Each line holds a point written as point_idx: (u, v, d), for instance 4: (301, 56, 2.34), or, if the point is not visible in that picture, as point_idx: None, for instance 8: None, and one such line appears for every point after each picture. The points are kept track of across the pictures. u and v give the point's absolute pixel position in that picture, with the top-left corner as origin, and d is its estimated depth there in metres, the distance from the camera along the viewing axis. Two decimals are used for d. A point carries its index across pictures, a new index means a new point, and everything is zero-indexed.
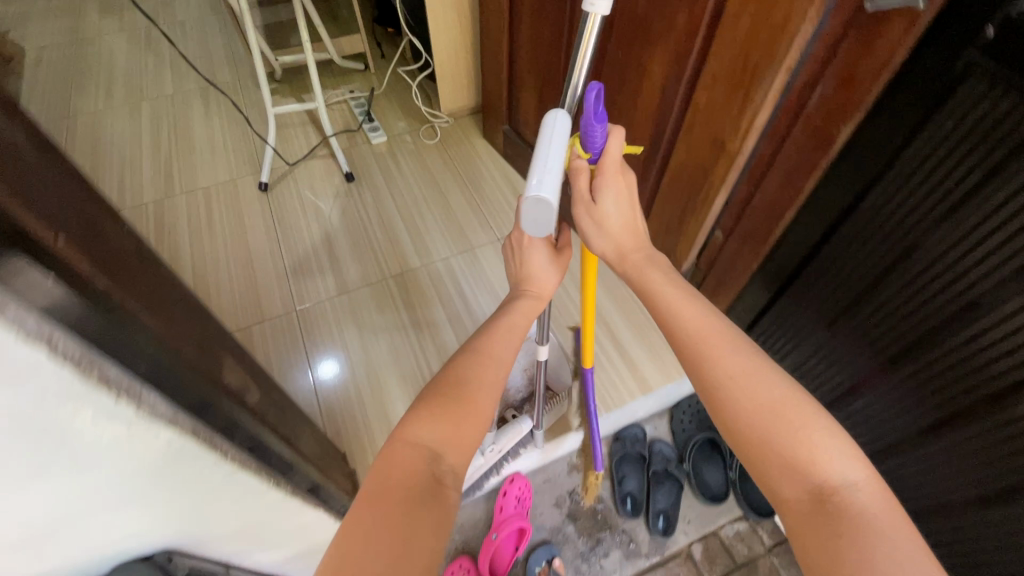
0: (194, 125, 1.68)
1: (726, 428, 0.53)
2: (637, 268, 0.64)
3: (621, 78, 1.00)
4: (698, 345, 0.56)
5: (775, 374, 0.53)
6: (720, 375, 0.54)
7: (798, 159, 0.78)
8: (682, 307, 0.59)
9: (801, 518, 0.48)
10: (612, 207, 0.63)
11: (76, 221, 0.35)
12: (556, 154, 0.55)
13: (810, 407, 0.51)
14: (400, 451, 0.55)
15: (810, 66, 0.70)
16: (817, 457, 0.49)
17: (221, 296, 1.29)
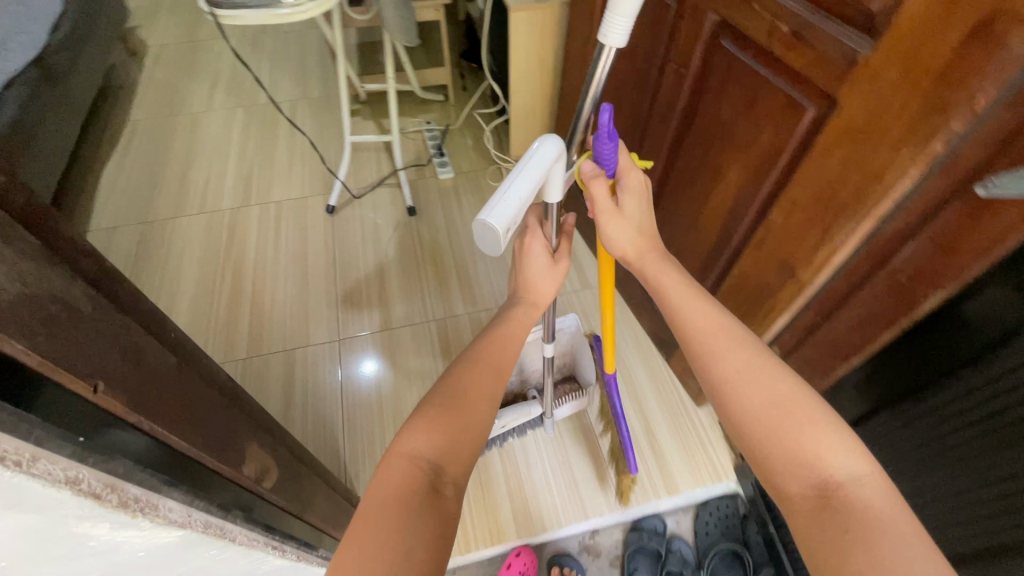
0: (278, 139, 1.77)
1: (734, 425, 0.54)
2: (657, 267, 0.65)
3: (694, 173, 0.96)
4: (706, 348, 0.58)
5: (781, 374, 0.54)
6: (727, 374, 0.56)
7: (876, 308, 0.71)
8: (693, 307, 0.61)
9: (806, 515, 0.48)
10: (634, 209, 0.64)
11: (117, 355, 0.37)
12: (527, 180, 0.52)
13: (815, 403, 0.52)
14: (395, 467, 0.54)
15: (904, 218, 0.64)
16: (821, 451, 0.49)
17: (274, 314, 1.35)
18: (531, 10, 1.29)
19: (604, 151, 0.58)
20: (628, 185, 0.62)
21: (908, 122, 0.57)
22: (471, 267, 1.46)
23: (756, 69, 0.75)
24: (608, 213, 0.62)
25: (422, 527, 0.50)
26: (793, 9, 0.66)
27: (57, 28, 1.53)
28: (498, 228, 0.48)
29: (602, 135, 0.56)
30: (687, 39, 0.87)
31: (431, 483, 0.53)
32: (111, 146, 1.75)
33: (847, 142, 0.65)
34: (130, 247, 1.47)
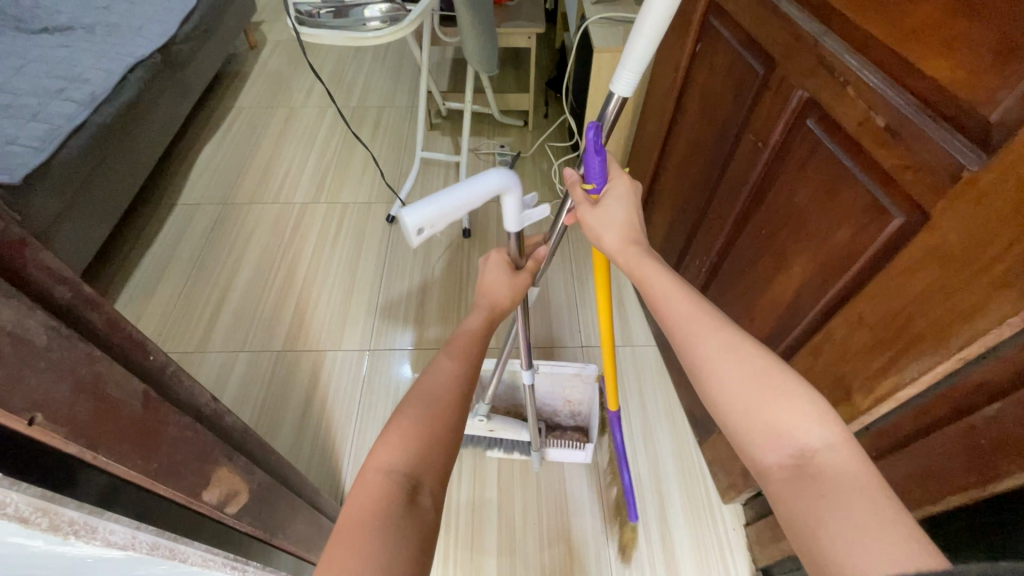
0: (358, 143, 1.85)
1: (707, 401, 0.49)
2: (636, 261, 0.58)
3: (759, 255, 0.87)
4: (678, 327, 0.52)
5: (754, 351, 0.49)
6: (698, 353, 0.50)
7: (942, 463, 0.58)
8: (665, 283, 0.55)
9: (783, 486, 0.44)
10: (619, 210, 0.59)
11: (71, 383, 0.37)
12: (465, 196, 0.53)
13: (785, 371, 0.47)
14: (371, 484, 0.49)
15: (998, 368, 0.52)
16: (796, 420, 0.45)
17: (315, 313, 1.39)
18: (616, 52, 1.25)
19: (593, 165, 0.55)
20: (613, 190, 0.60)
21: (1011, 260, 0.46)
22: None
23: (842, 160, 0.66)
24: (588, 214, 0.59)
25: (403, 535, 0.46)
26: (895, 103, 0.56)
27: (188, 21, 1.69)
28: (408, 224, 0.50)
29: (590, 151, 0.54)
30: (770, 112, 0.78)
31: (408, 492, 0.49)
32: (215, 128, 1.91)
33: (934, 265, 0.54)
34: (207, 225, 1.59)
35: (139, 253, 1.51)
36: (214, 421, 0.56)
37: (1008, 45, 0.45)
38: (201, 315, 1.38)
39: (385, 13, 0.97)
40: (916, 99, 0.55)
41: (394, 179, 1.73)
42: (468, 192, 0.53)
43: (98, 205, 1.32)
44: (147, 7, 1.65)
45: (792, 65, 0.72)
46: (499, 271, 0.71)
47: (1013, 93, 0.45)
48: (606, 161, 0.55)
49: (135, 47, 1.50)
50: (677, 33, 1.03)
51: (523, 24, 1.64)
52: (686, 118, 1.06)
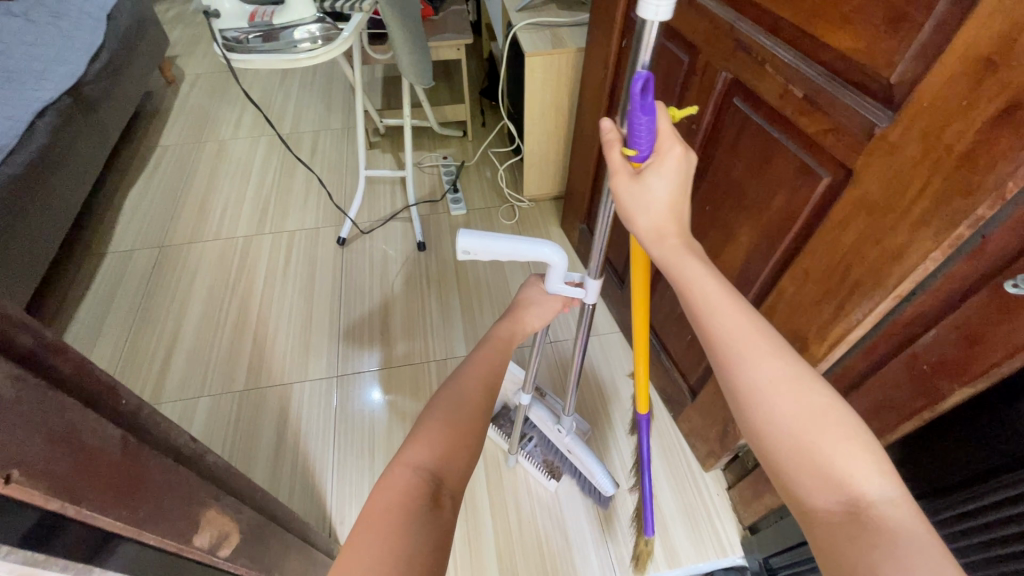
0: (297, 169, 1.81)
1: (753, 431, 0.48)
2: (676, 255, 0.53)
3: (705, 229, 0.92)
4: (727, 348, 0.49)
5: (813, 383, 0.47)
6: (749, 379, 0.48)
7: (895, 395, 0.64)
8: (716, 301, 0.50)
9: (832, 531, 0.42)
10: (663, 189, 0.52)
11: (44, 432, 0.35)
12: (514, 252, 0.66)
13: (851, 418, 0.45)
14: (396, 481, 0.50)
15: (931, 297, 0.58)
16: (855, 469, 0.43)
17: (276, 347, 1.34)
18: (547, 55, 1.29)
19: (638, 128, 0.49)
20: (660, 164, 0.52)
21: (925, 204, 0.52)
22: (469, 312, 1.41)
23: (770, 131, 0.72)
24: (625, 186, 0.53)
25: (426, 534, 0.47)
26: (808, 75, 0.62)
27: (96, 59, 1.60)
28: (457, 244, 0.65)
29: (636, 108, 0.48)
30: (699, 96, 0.84)
31: (429, 493, 0.50)
32: (139, 170, 1.81)
33: (862, 215, 0.60)
34: (145, 272, 1.50)
35: (72, 307, 1.41)
36: (196, 462, 0.54)
37: (898, 12, 0.51)
38: (150, 367, 1.30)
39: (315, 33, 0.96)
40: (824, 70, 0.61)
41: (340, 201, 1.70)
42: (518, 248, 0.66)
43: (20, 263, 1.22)
44: (48, 48, 1.54)
45: (713, 50, 0.78)
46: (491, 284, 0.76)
47: (907, 55, 0.51)
48: (654, 124, 0.49)
49: (40, 92, 1.41)
50: (602, 31, 1.09)
51: (450, 36, 1.66)
52: None
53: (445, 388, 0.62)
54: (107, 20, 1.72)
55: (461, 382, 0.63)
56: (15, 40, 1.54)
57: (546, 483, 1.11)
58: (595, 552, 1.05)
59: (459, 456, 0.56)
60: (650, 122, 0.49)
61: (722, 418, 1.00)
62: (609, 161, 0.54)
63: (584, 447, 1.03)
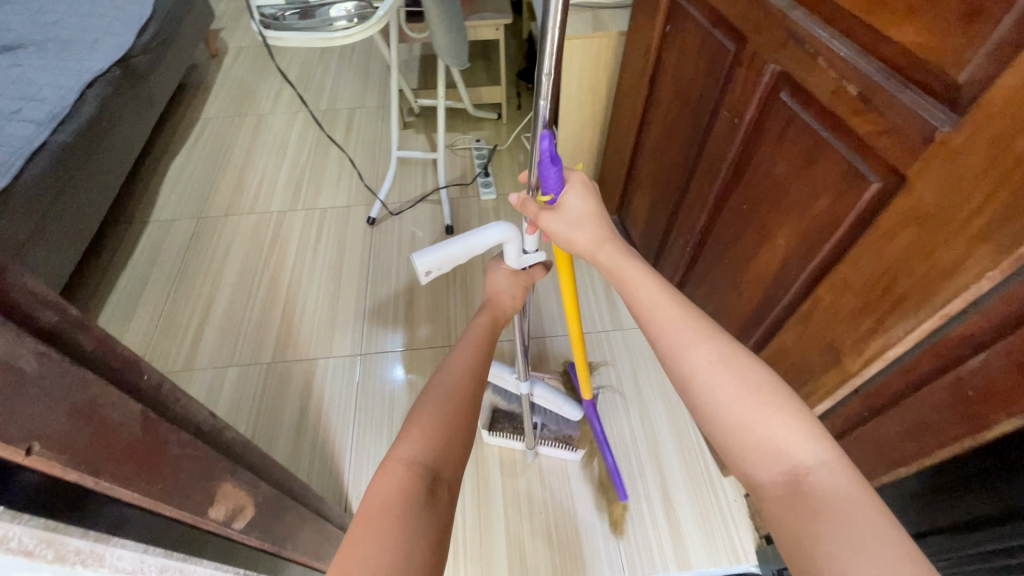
0: (331, 146, 1.83)
1: (699, 413, 0.53)
2: (615, 261, 0.62)
3: (740, 230, 0.88)
4: (668, 336, 0.55)
5: (746, 363, 0.52)
6: (690, 364, 0.53)
7: (934, 418, 0.60)
8: (654, 295, 0.58)
9: (779, 501, 0.46)
10: (579, 208, 0.64)
11: (66, 406, 0.36)
12: (460, 244, 0.79)
13: (780, 391, 0.51)
14: (392, 473, 0.51)
15: (985, 318, 0.53)
16: (790, 438, 0.48)
17: (303, 323, 1.37)
18: (587, 38, 1.24)
19: (549, 175, 0.60)
20: (572, 197, 0.63)
21: (987, 218, 0.48)
22: None
23: (818, 131, 0.67)
24: (549, 220, 0.64)
25: (422, 526, 0.47)
26: (866, 71, 0.58)
27: (144, 31, 1.64)
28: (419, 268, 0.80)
29: (545, 163, 0.59)
30: (744, 88, 0.79)
31: (427, 486, 0.50)
32: (182, 141, 1.86)
33: (913, 227, 0.56)
34: (183, 241, 1.55)
35: (114, 271, 1.47)
36: (215, 437, 0.56)
37: (971, 7, 0.46)
38: (184, 334, 1.35)
39: (351, 11, 0.95)
40: (885, 66, 0.57)
41: (372, 181, 1.71)
42: (467, 243, 0.78)
43: (66, 226, 1.28)
44: (101, 19, 1.59)
45: (763, 40, 0.73)
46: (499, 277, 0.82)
47: (981, 53, 0.47)
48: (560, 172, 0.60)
49: (91, 62, 1.45)
50: (646, 16, 1.04)
51: (490, 15, 1.63)
52: (660, 100, 1.07)
53: (452, 379, 0.62)
54: None
55: (467, 375, 0.63)
56: (71, 10, 1.59)
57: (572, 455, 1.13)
58: (604, 549, 1.05)
59: (463, 446, 0.56)
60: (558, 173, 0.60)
61: None
62: (527, 211, 0.65)
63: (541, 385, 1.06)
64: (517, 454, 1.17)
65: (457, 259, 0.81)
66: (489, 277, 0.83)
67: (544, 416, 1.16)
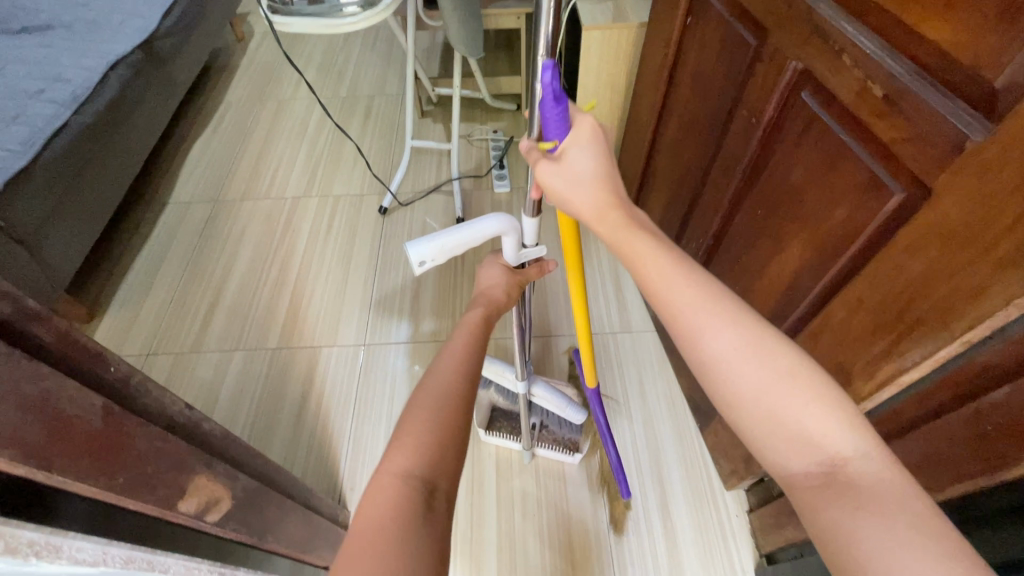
0: (348, 132, 1.83)
1: (724, 402, 0.48)
2: (623, 231, 0.53)
3: (753, 237, 0.84)
4: (687, 317, 0.49)
5: (775, 347, 0.47)
6: (713, 349, 0.48)
7: (947, 450, 0.56)
8: (668, 273, 0.50)
9: (812, 493, 0.43)
10: (583, 163, 0.56)
11: (14, 402, 0.35)
12: (458, 236, 0.73)
13: (814, 375, 0.46)
14: (384, 489, 0.50)
15: (1009, 347, 0.49)
16: (826, 427, 0.44)
17: (309, 310, 1.37)
18: (606, 28, 1.19)
19: (552, 117, 0.54)
20: (574, 141, 0.56)
21: (1015, 241, 0.43)
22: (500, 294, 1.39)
23: (838, 134, 0.62)
24: (549, 169, 0.56)
25: (423, 539, 0.47)
26: (892, 71, 0.53)
27: (169, 14, 1.66)
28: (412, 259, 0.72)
29: (548, 100, 0.53)
30: (763, 86, 0.74)
31: (423, 498, 0.50)
32: (204, 124, 1.89)
33: (935, 244, 0.51)
34: (199, 223, 1.57)
35: (132, 251, 1.51)
36: (189, 430, 0.55)
37: (1013, 4, 0.42)
38: (194, 316, 1.37)
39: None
40: (915, 65, 0.51)
41: (386, 170, 1.70)
42: (464, 234, 0.73)
43: (84, 206, 1.31)
44: (127, 2, 1.61)
45: (785, 34, 0.68)
46: (491, 278, 0.80)
47: None
48: (565, 113, 0.54)
49: (116, 45, 1.47)
50: (668, 7, 0.99)
51: (511, 3, 1.58)
52: (678, 95, 1.02)
53: (441, 381, 0.60)
54: None
55: (458, 377, 0.61)
56: None
57: (569, 458, 1.11)
58: (600, 555, 1.03)
59: (439, 455, 0.54)
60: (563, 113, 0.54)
61: None
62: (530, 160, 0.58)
63: (547, 388, 1.03)
64: (513, 454, 1.15)
65: (452, 252, 0.74)
66: (487, 274, 0.80)
67: (541, 416, 1.13)
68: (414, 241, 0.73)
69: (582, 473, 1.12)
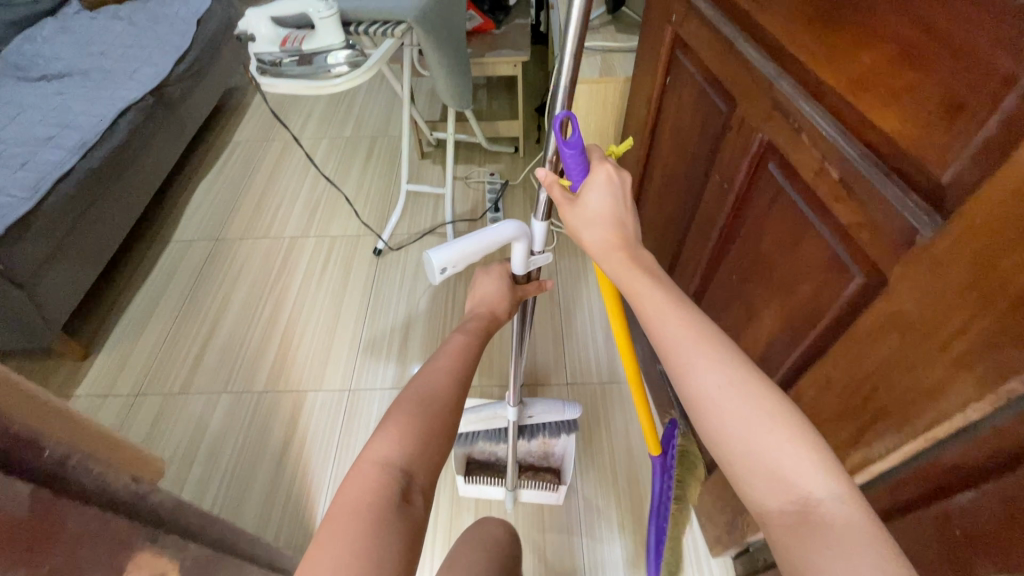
0: (350, 173, 1.87)
1: (706, 435, 0.48)
2: (623, 269, 0.55)
3: (729, 301, 0.82)
4: (675, 351, 0.49)
5: (760, 388, 0.46)
6: (699, 383, 0.47)
7: (917, 549, 0.52)
8: (662, 307, 0.50)
9: (785, 532, 0.42)
10: (600, 200, 0.57)
11: None
12: (478, 241, 0.67)
13: (797, 418, 0.45)
14: (365, 479, 0.50)
15: (977, 449, 0.46)
16: (800, 467, 0.43)
17: (297, 353, 1.37)
18: (593, 83, 1.21)
19: (568, 160, 0.56)
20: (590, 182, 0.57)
21: (970, 342, 0.41)
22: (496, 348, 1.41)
23: (802, 209, 0.61)
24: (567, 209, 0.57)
25: (395, 538, 0.47)
26: (847, 154, 0.52)
27: (182, 61, 1.73)
28: (433, 265, 0.66)
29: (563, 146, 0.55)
30: (733, 154, 0.74)
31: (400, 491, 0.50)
32: (211, 163, 1.94)
33: (894, 334, 0.49)
34: (198, 262, 1.61)
35: (131, 290, 1.54)
36: (133, 505, 0.54)
37: (953, 101, 0.41)
38: (186, 357, 1.38)
39: (346, 58, 0.93)
40: (868, 149, 0.51)
41: (384, 211, 1.73)
42: (482, 239, 0.67)
43: (85, 247, 1.35)
44: (142, 50, 1.68)
45: (751, 105, 0.68)
46: None
47: (965, 153, 0.41)
48: (580, 156, 0.55)
49: (128, 91, 1.54)
50: (647, 67, 1.00)
51: (507, 52, 1.62)
52: (660, 151, 1.02)
53: None
54: (197, 24, 1.85)
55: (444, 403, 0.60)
56: (117, 42, 1.70)
57: (555, 494, 1.08)
58: None
59: None
60: (580, 157, 0.55)
61: (734, 510, 0.90)
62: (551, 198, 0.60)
63: (541, 408, 1.03)
64: (494, 503, 1.13)
65: (471, 261, 0.68)
66: None
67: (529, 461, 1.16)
68: (433, 247, 0.67)
69: (567, 526, 1.09)
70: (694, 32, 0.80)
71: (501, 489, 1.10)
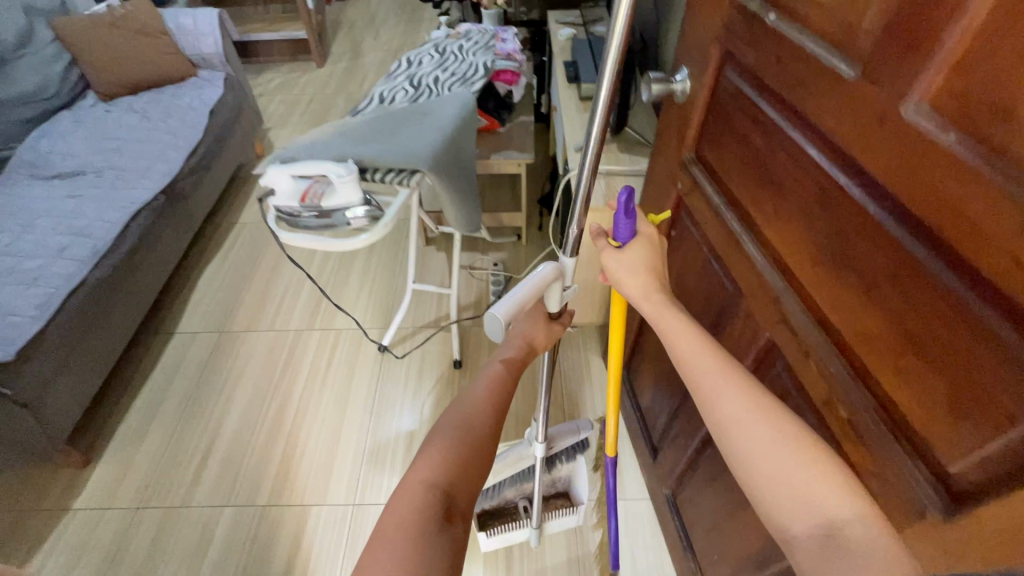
0: (355, 260, 1.90)
1: (735, 460, 0.55)
2: (660, 311, 0.65)
3: None
4: (704, 384, 0.58)
5: (777, 412, 0.54)
6: (726, 412, 0.56)
7: None
8: (693, 345, 0.61)
9: (813, 554, 0.47)
10: (639, 255, 0.67)
11: None
12: (523, 288, 0.67)
13: (818, 446, 0.51)
14: (412, 493, 0.56)
15: None
16: (823, 490, 0.48)
17: (301, 463, 1.37)
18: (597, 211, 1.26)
19: (620, 226, 0.66)
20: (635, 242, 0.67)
21: None
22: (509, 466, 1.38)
23: (814, 423, 0.63)
24: (612, 256, 0.67)
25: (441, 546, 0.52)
26: (855, 401, 0.54)
27: (193, 154, 1.77)
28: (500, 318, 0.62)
29: (620, 213, 0.65)
30: (741, 337, 0.76)
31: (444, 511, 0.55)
32: (216, 248, 1.96)
33: None
34: (202, 359, 1.61)
35: (134, 389, 1.54)
36: None
37: (957, 409, 0.44)
38: (189, 465, 1.38)
39: (366, 213, 0.96)
40: (876, 403, 0.53)
41: (388, 302, 1.75)
42: (526, 286, 0.67)
43: (92, 356, 1.36)
44: (155, 145, 1.72)
45: (758, 305, 0.71)
46: None
47: (973, 459, 0.43)
48: (632, 224, 0.66)
49: (140, 191, 1.57)
50: (648, 214, 1.04)
51: (513, 154, 1.67)
52: None
53: None
54: (209, 114, 1.89)
55: None
56: (130, 136, 1.74)
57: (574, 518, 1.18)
58: None
59: None
60: (630, 226, 0.66)
61: None
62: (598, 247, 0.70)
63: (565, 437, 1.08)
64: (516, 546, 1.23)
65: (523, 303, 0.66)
66: None
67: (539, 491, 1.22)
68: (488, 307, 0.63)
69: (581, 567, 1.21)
70: (700, 209, 0.84)
71: (527, 529, 1.17)
